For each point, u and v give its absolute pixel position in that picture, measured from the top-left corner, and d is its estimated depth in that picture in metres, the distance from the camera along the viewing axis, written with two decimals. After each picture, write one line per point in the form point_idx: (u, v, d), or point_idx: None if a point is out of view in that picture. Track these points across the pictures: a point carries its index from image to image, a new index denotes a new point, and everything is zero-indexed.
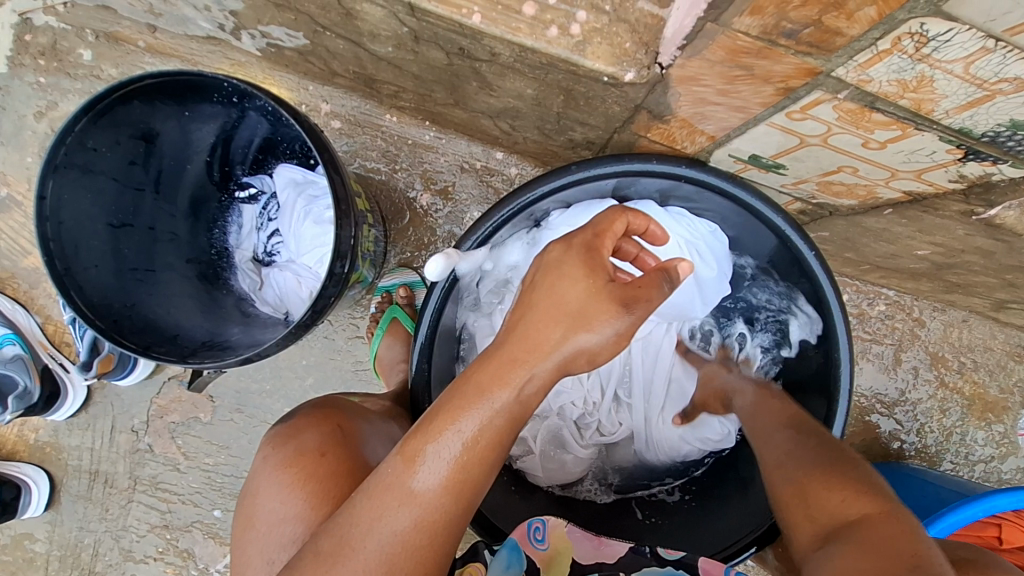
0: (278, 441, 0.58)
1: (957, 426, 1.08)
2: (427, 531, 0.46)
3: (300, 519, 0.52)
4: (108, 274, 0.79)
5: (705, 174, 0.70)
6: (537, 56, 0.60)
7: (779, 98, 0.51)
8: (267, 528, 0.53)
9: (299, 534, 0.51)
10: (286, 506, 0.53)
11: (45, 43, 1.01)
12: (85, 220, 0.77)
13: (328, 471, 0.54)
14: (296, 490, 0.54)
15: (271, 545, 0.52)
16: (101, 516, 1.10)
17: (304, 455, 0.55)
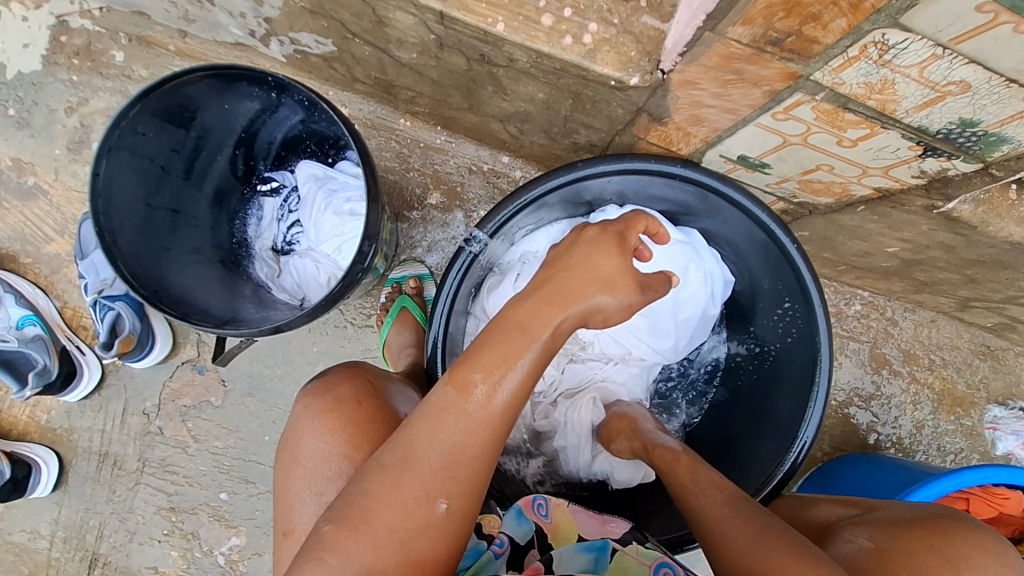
0: (318, 391, 0.68)
1: (928, 419, 1.16)
2: (475, 446, 0.55)
3: (345, 456, 0.64)
4: (145, 250, 0.84)
5: (697, 172, 0.79)
6: (551, 61, 0.68)
7: (766, 100, 0.59)
8: (313, 463, 0.64)
9: (344, 468, 0.63)
10: (331, 444, 0.64)
11: (80, 44, 1.07)
12: (124, 200, 0.81)
13: (364, 418, 0.66)
14: (341, 433, 0.64)
15: (318, 479, 0.63)
16: (109, 498, 1.13)
17: (342, 402, 0.67)
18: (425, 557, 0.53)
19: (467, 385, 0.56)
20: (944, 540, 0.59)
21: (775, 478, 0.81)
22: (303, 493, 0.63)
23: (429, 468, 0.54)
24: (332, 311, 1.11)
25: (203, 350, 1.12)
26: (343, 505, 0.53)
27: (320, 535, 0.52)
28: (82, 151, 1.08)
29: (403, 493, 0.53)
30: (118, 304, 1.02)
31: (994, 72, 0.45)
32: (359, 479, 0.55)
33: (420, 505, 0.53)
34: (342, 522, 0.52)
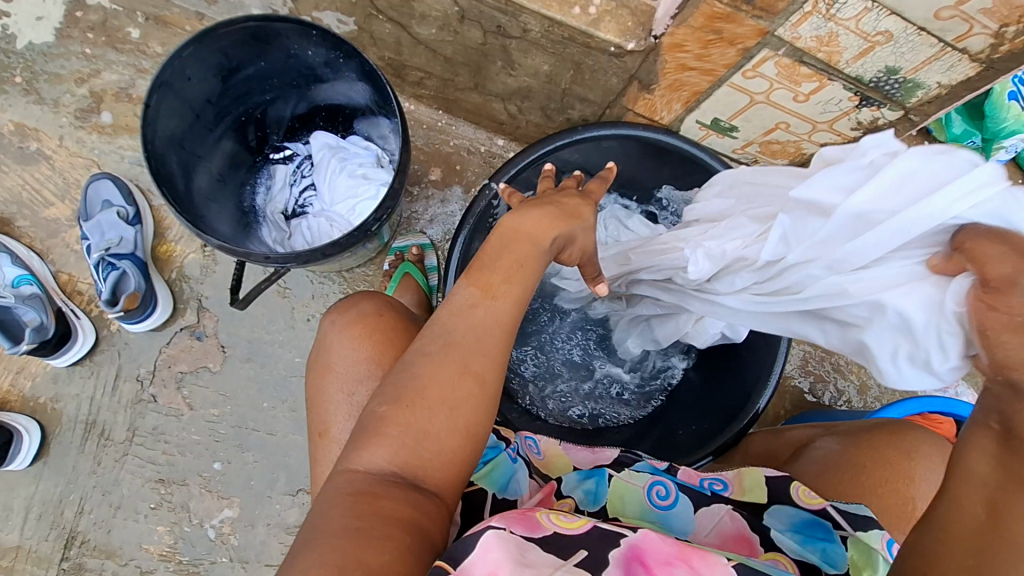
0: (344, 308, 0.75)
1: (873, 380, 1.28)
2: (502, 332, 0.60)
3: (372, 358, 0.71)
4: (170, 183, 0.88)
5: (674, 139, 0.91)
6: (561, 30, 0.81)
7: (738, 58, 0.74)
8: (344, 367, 0.71)
9: (373, 369, 0.70)
10: (358, 351, 0.71)
11: (96, 19, 1.11)
12: (162, 138, 0.87)
13: (388, 327, 0.73)
14: (369, 339, 0.72)
15: (351, 381, 0.70)
16: (92, 470, 1.10)
17: (366, 316, 0.73)
18: (473, 424, 0.57)
19: (492, 286, 0.61)
20: (904, 440, 0.77)
21: (746, 416, 0.88)
22: (338, 395, 0.70)
23: (469, 350, 0.58)
24: (336, 276, 1.16)
25: (204, 316, 1.13)
26: (394, 388, 0.57)
27: (377, 414, 0.56)
28: (89, 120, 1.12)
29: (450, 373, 0.57)
30: (123, 264, 1.04)
31: (908, 22, 0.61)
32: (406, 365, 0.59)
33: (462, 382, 0.57)
34: (396, 403, 0.56)
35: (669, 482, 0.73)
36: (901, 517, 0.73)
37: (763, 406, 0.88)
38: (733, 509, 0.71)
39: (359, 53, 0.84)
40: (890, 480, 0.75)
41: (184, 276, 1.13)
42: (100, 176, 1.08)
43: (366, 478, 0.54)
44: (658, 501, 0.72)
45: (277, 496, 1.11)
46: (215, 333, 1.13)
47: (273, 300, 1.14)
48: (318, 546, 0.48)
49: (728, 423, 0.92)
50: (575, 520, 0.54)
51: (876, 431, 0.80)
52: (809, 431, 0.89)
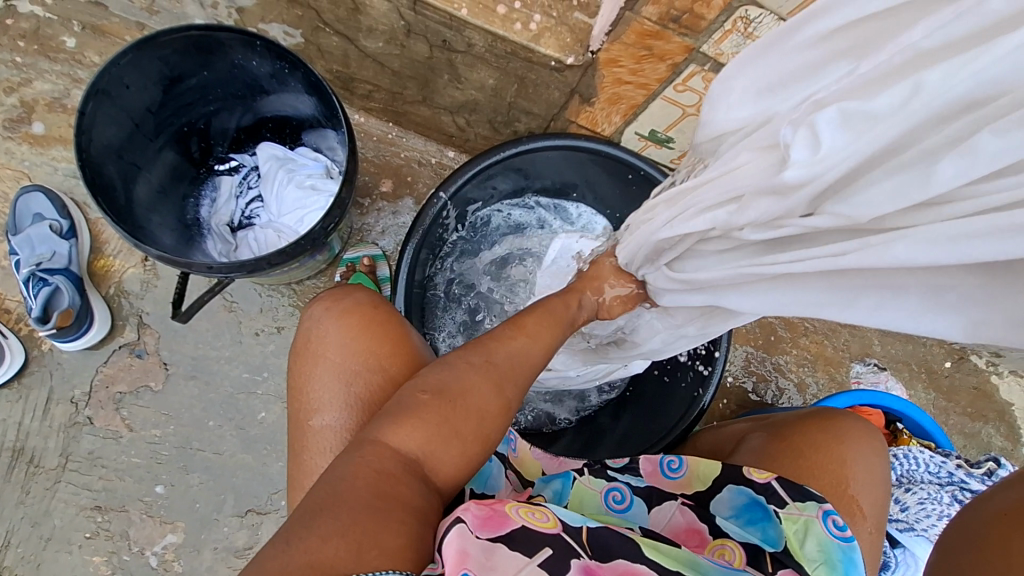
0: (336, 298, 0.76)
1: (809, 378, 1.35)
2: (532, 366, 0.69)
3: (368, 353, 0.71)
4: (105, 191, 0.86)
5: (615, 150, 0.95)
6: (504, 45, 0.84)
7: (669, 73, 0.78)
8: (339, 356, 0.71)
9: (367, 360, 0.71)
10: (355, 340, 0.72)
11: (27, 27, 1.07)
12: (97, 147, 0.85)
13: (382, 320, 0.74)
14: (366, 331, 0.72)
15: (344, 370, 0.70)
16: (20, 500, 1.03)
17: (361, 306, 0.74)
18: (490, 437, 0.62)
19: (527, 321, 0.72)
20: (832, 422, 0.81)
21: (694, 411, 0.93)
22: (332, 383, 0.70)
23: (505, 372, 0.65)
24: (286, 288, 1.14)
25: (145, 333, 1.09)
26: (437, 382, 0.61)
27: (419, 400, 0.59)
28: (19, 130, 1.08)
29: (491, 386, 0.63)
30: (56, 279, 1.00)
31: None
32: (440, 366, 0.64)
33: (497, 397, 0.63)
34: (438, 395, 0.60)
35: (624, 487, 0.76)
36: (839, 497, 0.74)
37: (708, 403, 0.93)
38: (683, 502, 0.75)
39: (303, 63, 0.84)
40: (826, 460, 0.77)
41: (123, 291, 1.09)
42: (31, 188, 1.03)
43: (389, 458, 0.55)
44: (614, 506, 0.75)
45: (224, 518, 1.07)
46: (157, 350, 1.09)
47: (220, 314, 1.11)
48: (342, 513, 0.48)
49: (673, 420, 0.96)
50: (544, 521, 0.57)
51: (808, 419, 0.83)
52: (747, 424, 0.92)
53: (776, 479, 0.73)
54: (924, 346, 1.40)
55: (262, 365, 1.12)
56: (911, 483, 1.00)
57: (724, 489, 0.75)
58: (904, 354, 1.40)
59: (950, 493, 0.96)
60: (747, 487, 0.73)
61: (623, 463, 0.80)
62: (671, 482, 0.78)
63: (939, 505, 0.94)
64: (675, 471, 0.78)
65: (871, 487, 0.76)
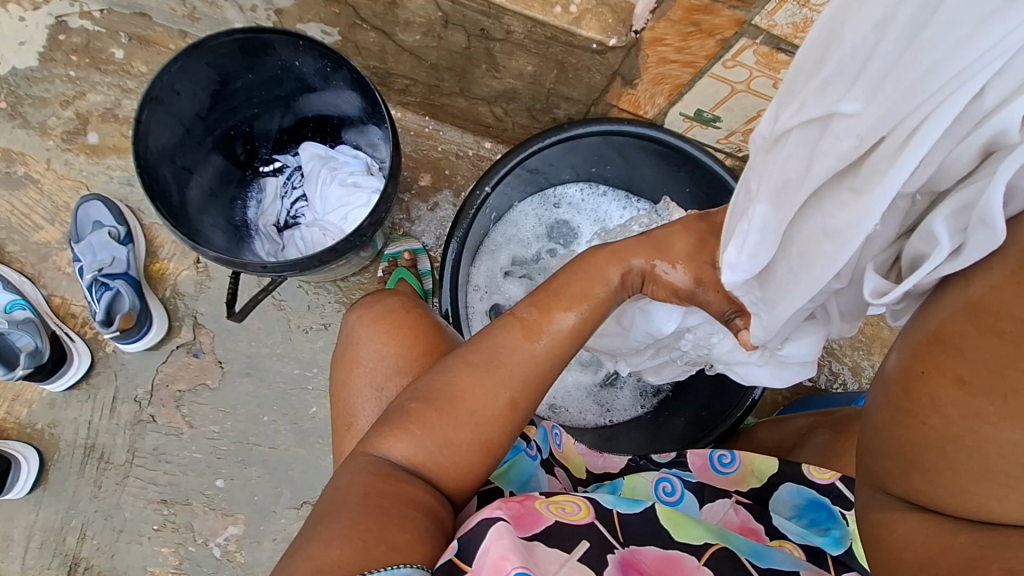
0: (368, 304, 0.80)
1: (864, 362, 1.29)
2: (544, 366, 0.64)
3: (399, 356, 0.76)
4: (158, 196, 0.89)
5: (661, 133, 0.93)
6: (544, 29, 0.82)
7: (718, 49, 0.76)
8: (373, 362, 0.76)
9: (399, 364, 0.75)
10: (388, 345, 0.76)
11: (78, 42, 1.11)
12: (153, 152, 0.88)
13: (413, 322, 0.78)
14: (397, 335, 0.76)
15: (378, 376, 0.75)
16: (93, 494, 1.08)
17: (392, 311, 0.78)
18: (491, 441, 0.62)
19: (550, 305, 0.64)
20: None
21: (746, 402, 0.88)
22: (367, 389, 0.75)
23: (505, 370, 0.63)
24: (332, 284, 1.16)
25: (200, 332, 1.12)
26: (426, 390, 0.63)
27: (406, 411, 0.62)
28: (75, 142, 1.12)
29: (483, 388, 0.62)
30: (117, 283, 1.04)
31: None
32: (444, 369, 0.65)
33: (491, 398, 0.62)
34: (423, 404, 0.62)
35: (675, 479, 0.75)
36: None
37: (762, 395, 0.88)
38: (737, 501, 0.73)
39: (344, 59, 0.85)
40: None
41: (178, 293, 1.13)
42: (90, 197, 1.07)
43: (382, 466, 0.59)
44: (665, 498, 0.73)
45: (281, 510, 1.11)
46: (212, 349, 1.12)
47: (269, 312, 1.14)
48: (343, 517, 0.53)
49: (728, 412, 0.93)
50: (575, 514, 0.59)
51: None
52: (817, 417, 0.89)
53: (840, 480, 0.72)
54: None
55: (312, 361, 1.14)
56: None
57: (782, 488, 0.74)
58: None
59: None
60: (808, 487, 0.73)
61: (670, 458, 0.79)
62: (722, 477, 0.77)
63: None
64: (727, 465, 0.77)
65: None
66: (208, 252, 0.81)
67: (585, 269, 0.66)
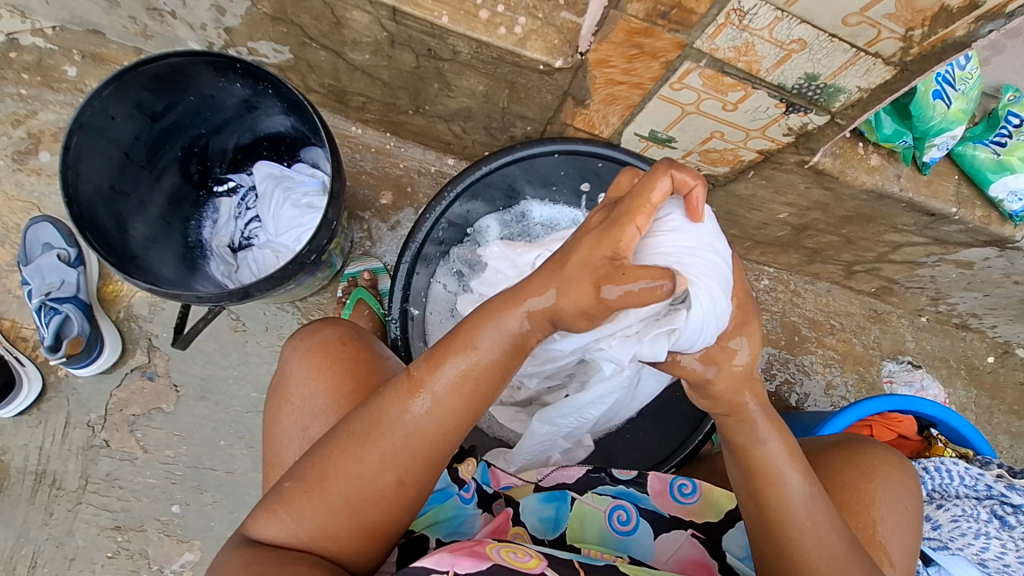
0: (304, 336, 0.77)
1: (838, 379, 1.26)
2: (432, 434, 0.58)
3: (328, 393, 0.72)
4: (95, 224, 0.86)
5: (619, 152, 0.91)
6: (490, 50, 0.80)
7: (663, 71, 0.74)
8: (299, 399, 0.73)
9: (326, 402, 0.72)
10: (316, 382, 0.73)
11: (30, 60, 1.10)
12: (88, 185, 0.86)
13: (347, 355, 0.74)
14: (328, 369, 0.73)
15: (305, 415, 0.72)
16: (44, 522, 1.06)
17: (326, 343, 0.75)
18: (374, 525, 0.59)
19: (448, 371, 0.58)
20: (860, 455, 0.73)
21: None
22: (290, 428, 0.73)
23: (385, 442, 0.58)
24: (290, 305, 1.13)
25: (154, 355, 1.10)
26: (302, 467, 0.59)
27: (279, 490, 0.59)
28: (27, 162, 1.10)
29: (359, 463, 0.58)
30: (65, 307, 1.01)
31: (819, 29, 0.62)
32: (324, 440, 0.60)
33: (371, 476, 0.58)
34: (298, 483, 0.59)
35: (630, 506, 0.74)
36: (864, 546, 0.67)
37: None
38: (693, 533, 0.73)
39: (282, 82, 0.83)
40: (851, 501, 0.70)
41: (132, 315, 1.10)
42: (39, 218, 1.05)
43: (256, 548, 0.58)
44: (619, 526, 0.73)
45: None
46: (167, 372, 1.10)
47: (226, 334, 1.12)
48: None
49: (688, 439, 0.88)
50: (526, 561, 0.55)
51: (833, 450, 0.75)
52: None
53: None
54: (963, 342, 1.32)
55: (269, 383, 1.12)
56: (942, 499, 0.87)
57: (734, 527, 0.73)
58: (943, 351, 1.32)
59: (988, 508, 0.82)
60: None
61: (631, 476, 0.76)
62: (682, 508, 0.74)
63: (976, 523, 0.82)
64: (687, 495, 0.74)
65: (900, 533, 0.69)
66: (137, 280, 0.78)
67: (477, 318, 0.58)
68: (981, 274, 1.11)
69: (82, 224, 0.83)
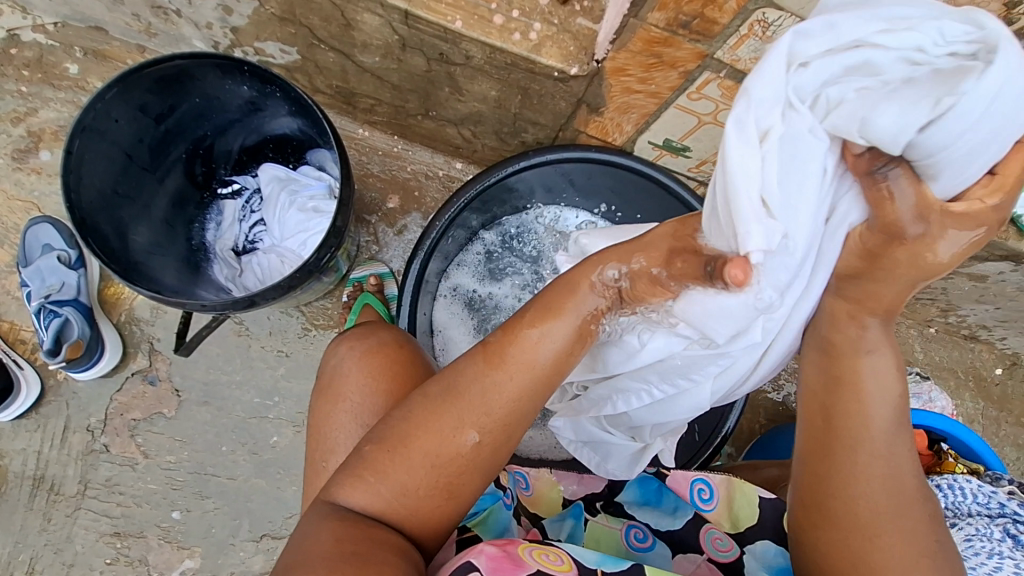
0: (359, 337, 0.75)
1: None
2: (517, 399, 0.56)
3: (387, 394, 0.70)
4: (96, 229, 0.84)
5: (630, 159, 0.89)
6: (504, 56, 0.78)
7: (681, 81, 0.72)
8: (358, 398, 0.70)
9: (381, 402, 0.70)
10: (374, 383, 0.71)
11: (31, 57, 1.08)
12: (90, 191, 0.84)
13: (406, 358, 0.73)
14: (387, 370, 0.71)
15: (364, 413, 0.70)
16: (43, 527, 1.05)
17: (384, 346, 0.73)
18: (453, 487, 0.56)
19: (528, 333, 0.56)
20: None
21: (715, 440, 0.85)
22: (348, 424, 0.70)
23: (468, 403, 0.56)
24: (294, 310, 1.12)
25: (156, 359, 1.08)
26: (382, 430, 0.58)
27: (362, 453, 0.57)
28: (28, 160, 1.08)
29: (442, 423, 0.56)
30: (66, 310, 1.00)
31: None
32: (403, 405, 0.59)
33: (451, 435, 0.56)
34: (382, 445, 0.57)
35: (648, 527, 0.72)
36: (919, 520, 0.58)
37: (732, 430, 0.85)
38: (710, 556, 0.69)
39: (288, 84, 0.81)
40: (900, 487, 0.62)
41: (134, 318, 1.09)
42: (39, 219, 1.03)
43: (337, 515, 0.54)
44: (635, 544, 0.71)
45: (240, 543, 1.07)
46: (169, 377, 1.09)
47: (229, 339, 1.10)
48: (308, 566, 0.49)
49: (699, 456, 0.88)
50: (559, 565, 0.55)
51: None
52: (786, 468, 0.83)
53: None
54: (972, 352, 1.31)
55: (272, 389, 1.10)
56: (955, 518, 0.82)
57: (759, 542, 0.69)
58: (951, 362, 1.31)
59: (1001, 526, 0.77)
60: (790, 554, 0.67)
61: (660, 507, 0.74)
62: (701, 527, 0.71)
63: (989, 542, 0.75)
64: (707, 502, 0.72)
65: None
66: (139, 288, 0.77)
67: (560, 285, 0.57)
68: (993, 287, 1.09)
69: (83, 231, 0.81)
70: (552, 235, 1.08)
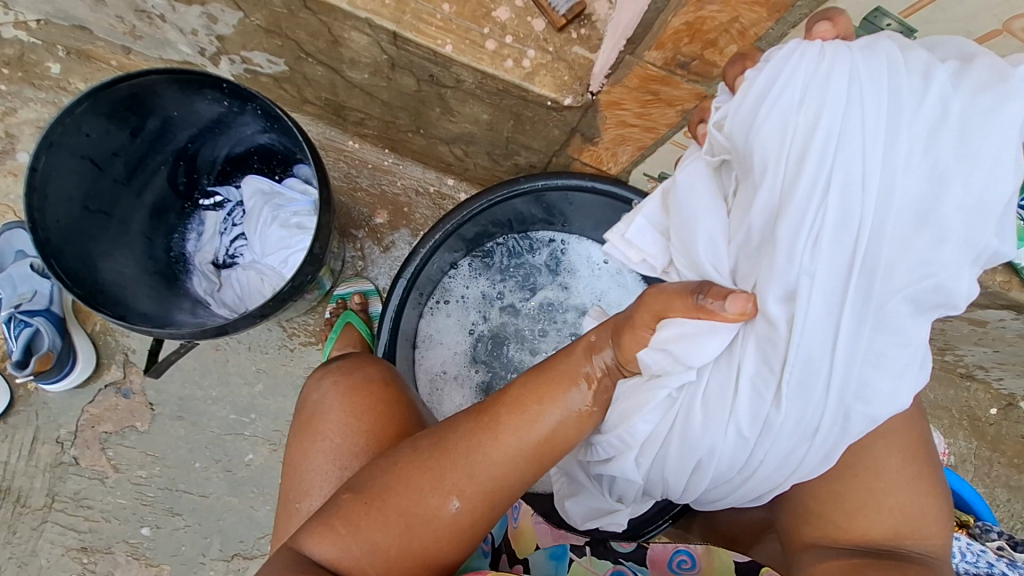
0: (347, 370, 0.72)
1: None
2: (507, 471, 0.53)
3: (367, 436, 0.66)
4: (64, 246, 0.81)
5: (625, 189, 0.86)
6: (495, 83, 0.75)
7: (679, 119, 0.69)
8: (336, 438, 0.67)
9: (360, 445, 0.66)
10: (356, 422, 0.67)
11: (11, 54, 1.04)
12: (58, 207, 0.81)
13: (393, 400, 0.69)
14: (371, 411, 0.68)
15: (341, 457, 0.67)
16: (7, 540, 1.02)
17: (371, 383, 0.70)
18: (425, 554, 0.52)
19: (525, 404, 0.54)
20: None
21: None
22: (323, 464, 0.66)
23: (455, 466, 0.53)
24: (274, 326, 1.08)
25: (131, 371, 1.05)
26: (364, 479, 0.55)
27: (337, 501, 0.54)
28: (5, 162, 1.05)
29: (427, 482, 0.53)
30: (37, 320, 0.97)
31: None
32: (390, 457, 0.56)
33: (432, 496, 0.52)
34: (359, 495, 0.53)
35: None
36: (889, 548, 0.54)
37: None
38: None
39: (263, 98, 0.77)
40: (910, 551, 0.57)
41: (109, 329, 1.05)
42: (13, 225, 1.01)
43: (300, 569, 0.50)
44: None
45: (209, 562, 1.04)
46: (143, 390, 1.06)
47: (206, 353, 1.07)
48: None
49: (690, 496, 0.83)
50: None
51: None
52: None
53: None
54: (967, 390, 1.28)
55: (249, 406, 1.08)
56: None
57: None
58: (944, 399, 1.28)
59: None
60: None
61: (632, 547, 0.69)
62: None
63: None
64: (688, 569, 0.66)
65: None
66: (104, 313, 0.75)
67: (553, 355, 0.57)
68: (992, 331, 1.07)
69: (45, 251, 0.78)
70: (544, 262, 1.05)
